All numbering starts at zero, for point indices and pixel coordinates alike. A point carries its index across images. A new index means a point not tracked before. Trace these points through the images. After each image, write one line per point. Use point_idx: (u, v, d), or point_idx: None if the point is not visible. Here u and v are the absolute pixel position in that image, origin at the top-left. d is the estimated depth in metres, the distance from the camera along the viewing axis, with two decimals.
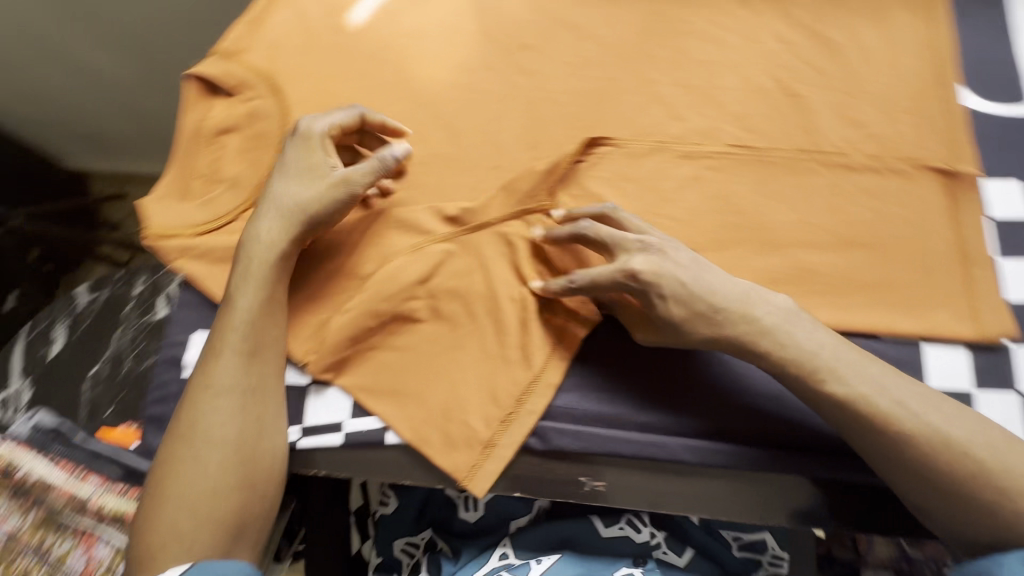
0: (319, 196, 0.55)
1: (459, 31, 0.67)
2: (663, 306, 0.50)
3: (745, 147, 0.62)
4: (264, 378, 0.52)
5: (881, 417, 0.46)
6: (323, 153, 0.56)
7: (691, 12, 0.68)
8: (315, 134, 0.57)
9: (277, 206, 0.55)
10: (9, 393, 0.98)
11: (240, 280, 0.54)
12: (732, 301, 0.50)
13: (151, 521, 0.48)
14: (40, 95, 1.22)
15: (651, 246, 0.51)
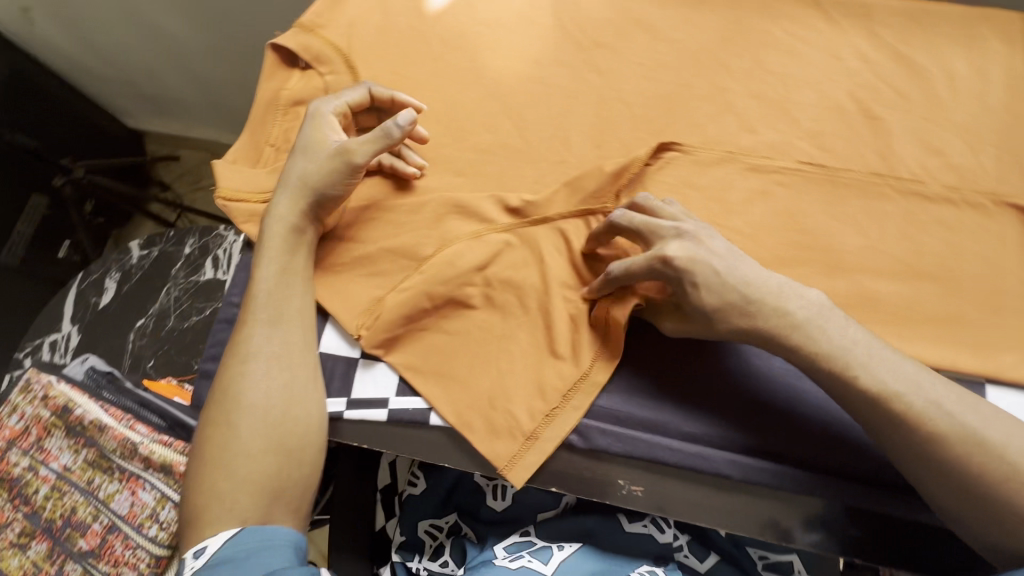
0: (322, 168, 0.56)
1: (535, 23, 0.67)
2: (696, 294, 0.49)
3: (817, 165, 0.60)
4: (293, 346, 0.54)
5: (913, 416, 0.44)
6: (328, 130, 0.58)
7: (773, 23, 0.66)
8: (321, 111, 0.59)
9: (285, 182, 0.57)
10: (59, 336, 1.01)
11: (263, 251, 0.56)
12: (766, 293, 0.48)
13: (201, 478, 0.50)
14: (112, 54, 1.26)
15: (685, 233, 0.50)
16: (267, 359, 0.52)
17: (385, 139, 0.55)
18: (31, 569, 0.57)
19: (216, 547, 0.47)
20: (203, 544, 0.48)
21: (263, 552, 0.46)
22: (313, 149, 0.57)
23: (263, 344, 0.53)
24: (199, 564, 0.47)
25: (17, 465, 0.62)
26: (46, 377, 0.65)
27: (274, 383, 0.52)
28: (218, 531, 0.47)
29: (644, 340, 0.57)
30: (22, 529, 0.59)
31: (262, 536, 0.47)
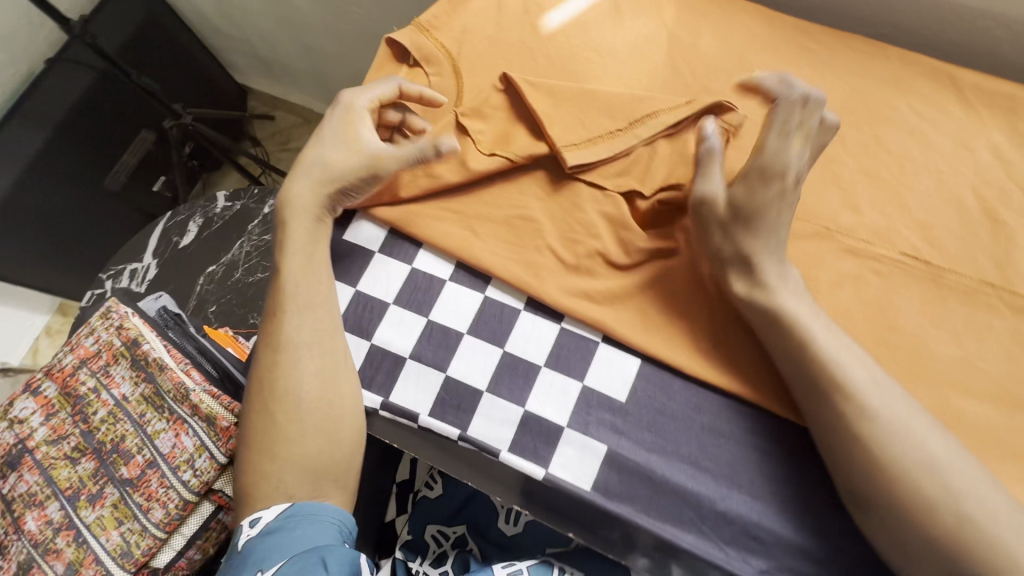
0: (343, 163, 0.58)
1: (647, 58, 0.66)
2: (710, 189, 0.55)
3: (922, 260, 0.56)
4: (324, 334, 0.55)
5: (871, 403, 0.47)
6: (359, 126, 0.60)
7: (901, 99, 0.62)
8: (360, 106, 0.60)
9: (308, 170, 0.59)
10: (139, 266, 1.09)
11: (303, 244, 0.58)
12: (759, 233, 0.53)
13: (254, 448, 0.54)
14: (238, 17, 1.34)
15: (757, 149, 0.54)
16: (308, 349, 0.54)
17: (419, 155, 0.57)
18: (76, 484, 0.61)
19: (271, 518, 0.51)
20: (260, 515, 0.52)
21: (312, 527, 0.50)
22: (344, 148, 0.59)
23: (297, 337, 0.55)
24: (254, 532, 0.50)
25: (83, 383, 0.65)
26: (125, 308, 0.69)
27: (313, 372, 0.53)
28: (273, 504, 0.51)
29: (696, 404, 0.54)
30: (75, 444, 0.63)
31: (311, 512, 0.51)
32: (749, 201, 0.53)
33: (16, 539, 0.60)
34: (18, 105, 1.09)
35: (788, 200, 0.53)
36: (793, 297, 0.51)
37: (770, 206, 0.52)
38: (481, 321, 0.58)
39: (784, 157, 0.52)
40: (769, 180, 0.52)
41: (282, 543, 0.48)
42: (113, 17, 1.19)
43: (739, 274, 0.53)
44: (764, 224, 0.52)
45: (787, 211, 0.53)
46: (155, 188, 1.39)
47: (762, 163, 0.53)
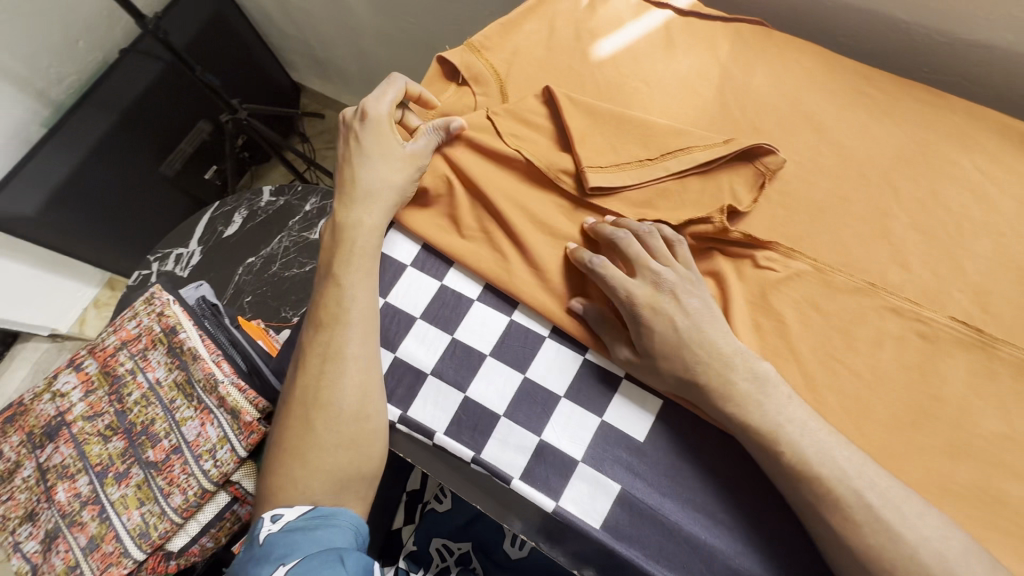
0: (398, 171, 0.60)
1: (697, 92, 0.65)
2: (617, 349, 0.54)
3: (974, 327, 0.53)
4: (358, 346, 0.56)
5: (880, 493, 0.45)
6: (391, 133, 0.62)
7: (964, 153, 0.59)
8: (378, 113, 0.62)
9: (367, 191, 0.60)
10: (184, 251, 1.14)
11: (343, 255, 0.59)
12: (707, 365, 0.50)
13: (278, 450, 0.55)
14: (299, 19, 1.39)
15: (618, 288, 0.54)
16: (354, 362, 0.55)
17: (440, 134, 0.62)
18: (106, 461, 0.64)
19: (293, 517, 0.51)
20: (281, 511, 0.52)
21: (331, 528, 0.51)
22: (384, 152, 0.60)
23: (355, 353, 0.55)
24: (275, 527, 0.51)
25: (121, 364, 0.68)
26: (166, 295, 0.72)
27: (353, 388, 0.54)
28: (297, 504, 0.53)
29: (720, 453, 0.53)
30: (109, 423, 0.66)
31: (330, 514, 0.52)
32: (641, 344, 0.52)
33: (46, 507, 0.63)
34: (90, 92, 1.15)
35: (683, 308, 0.52)
36: (778, 392, 0.49)
37: (669, 322, 0.52)
38: (505, 344, 0.58)
39: (630, 295, 0.53)
40: (650, 317, 0.52)
41: (302, 540, 0.49)
42: (184, 14, 1.25)
43: (716, 396, 0.50)
44: (675, 346, 0.51)
45: (693, 302, 0.53)
46: (207, 175, 1.45)
47: (627, 308, 0.53)
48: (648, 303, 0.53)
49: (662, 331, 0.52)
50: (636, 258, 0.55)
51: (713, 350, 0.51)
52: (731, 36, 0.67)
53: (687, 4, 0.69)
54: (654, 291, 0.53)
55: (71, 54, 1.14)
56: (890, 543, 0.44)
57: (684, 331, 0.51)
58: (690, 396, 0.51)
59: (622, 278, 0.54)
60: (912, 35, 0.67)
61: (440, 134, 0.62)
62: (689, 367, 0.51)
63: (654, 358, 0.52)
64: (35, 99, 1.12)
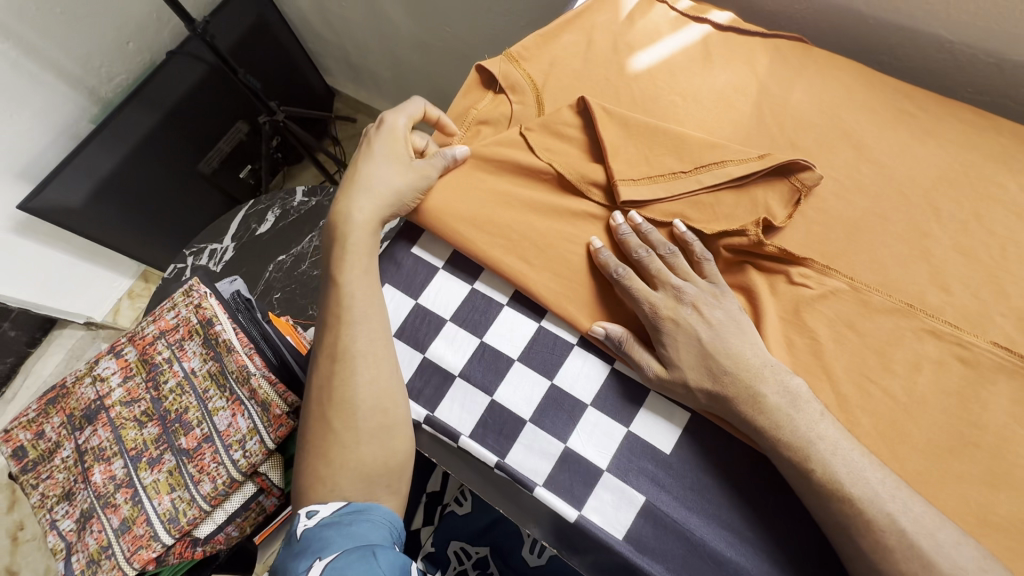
0: (396, 174, 0.61)
1: (733, 106, 0.65)
2: (640, 363, 0.54)
3: (1017, 354, 0.52)
4: (386, 347, 0.57)
5: (914, 517, 0.44)
6: (402, 140, 0.64)
7: (1009, 176, 0.58)
8: (397, 125, 0.65)
9: (365, 187, 0.61)
10: (218, 247, 1.17)
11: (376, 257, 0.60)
12: (737, 377, 0.50)
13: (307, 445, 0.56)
14: (339, 27, 1.43)
15: (643, 301, 0.54)
16: (381, 361, 0.56)
17: (444, 160, 0.62)
18: (140, 446, 0.66)
19: (328, 513, 0.52)
20: (316, 508, 0.53)
21: (364, 523, 0.50)
22: (394, 160, 0.62)
23: (382, 352, 0.57)
24: (311, 523, 0.51)
25: (159, 353, 0.71)
26: (204, 288, 0.74)
27: (377, 385, 0.55)
28: (330, 501, 0.53)
29: (748, 471, 0.52)
30: (145, 409, 0.68)
31: (363, 510, 0.52)
32: (665, 354, 0.53)
33: (83, 487, 0.65)
34: (137, 91, 1.19)
35: (707, 317, 0.53)
36: (808, 407, 0.49)
37: (693, 332, 0.53)
38: (533, 350, 0.58)
39: (654, 307, 0.54)
40: (674, 327, 0.53)
41: (336, 534, 0.49)
42: (229, 18, 1.30)
43: (744, 406, 0.49)
44: (703, 355, 0.52)
45: (717, 312, 0.54)
46: (241, 175, 1.50)
47: (651, 319, 0.54)
48: (670, 314, 0.53)
49: (686, 342, 0.52)
50: (658, 272, 0.56)
51: (740, 358, 0.51)
52: (770, 52, 0.67)
53: (726, 19, 0.69)
54: (676, 302, 0.54)
55: (122, 55, 1.20)
56: (925, 571, 0.43)
57: (708, 341, 0.52)
58: (713, 407, 0.51)
59: (645, 290, 0.55)
60: (957, 55, 0.66)
61: (446, 158, 0.62)
62: (716, 374, 0.51)
63: (677, 367, 0.52)
64: (86, 96, 1.18)
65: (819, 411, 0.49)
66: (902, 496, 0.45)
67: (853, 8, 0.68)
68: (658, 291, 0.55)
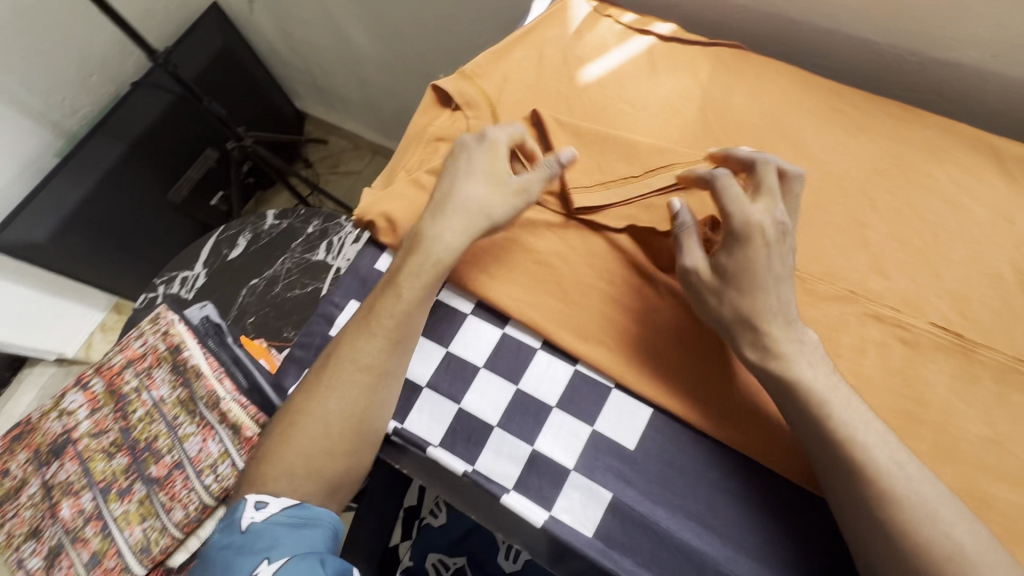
0: (498, 197, 0.59)
1: (679, 113, 0.68)
2: (692, 263, 0.55)
3: (953, 333, 0.54)
4: (394, 352, 0.56)
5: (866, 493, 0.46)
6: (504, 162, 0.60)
7: (937, 165, 0.62)
8: (499, 141, 0.61)
9: (462, 211, 0.58)
10: (189, 274, 1.17)
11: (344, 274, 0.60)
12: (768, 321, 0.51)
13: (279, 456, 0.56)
14: (305, 51, 1.44)
15: (738, 213, 0.53)
16: (374, 371, 0.56)
17: (547, 173, 0.60)
18: (109, 477, 0.65)
19: (278, 509, 0.53)
20: (265, 500, 0.54)
21: (312, 529, 0.53)
22: (492, 185, 0.59)
23: (390, 366, 0.56)
24: (259, 516, 0.53)
25: (127, 383, 0.71)
26: (172, 316, 0.75)
27: (371, 391, 0.55)
28: (282, 497, 0.54)
29: (710, 462, 0.54)
30: (113, 440, 0.67)
31: (312, 512, 0.54)
32: (726, 261, 0.53)
33: (50, 524, 0.64)
34: (101, 121, 1.20)
35: (776, 252, 0.53)
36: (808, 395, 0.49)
37: (757, 255, 0.52)
38: (498, 356, 0.59)
39: (749, 220, 0.53)
40: (746, 243, 0.53)
41: (286, 536, 0.51)
42: (194, 48, 1.31)
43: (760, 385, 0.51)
44: (758, 282, 0.52)
45: (784, 257, 0.53)
46: (213, 202, 1.49)
47: (733, 223, 0.53)
48: (761, 234, 0.53)
49: (756, 266, 0.52)
50: (764, 192, 0.55)
51: (781, 333, 0.51)
52: (711, 59, 0.70)
53: (669, 30, 0.73)
54: (773, 225, 0.53)
55: (85, 87, 1.20)
56: (890, 533, 0.45)
57: (763, 266, 0.52)
58: (734, 332, 0.53)
59: (743, 203, 0.54)
60: (885, 55, 0.70)
61: (552, 167, 0.60)
62: (760, 345, 0.51)
63: (728, 279, 0.53)
64: (50, 130, 1.17)
65: (790, 398, 0.50)
66: (873, 462, 0.47)
67: (786, 15, 0.72)
68: (752, 208, 0.54)
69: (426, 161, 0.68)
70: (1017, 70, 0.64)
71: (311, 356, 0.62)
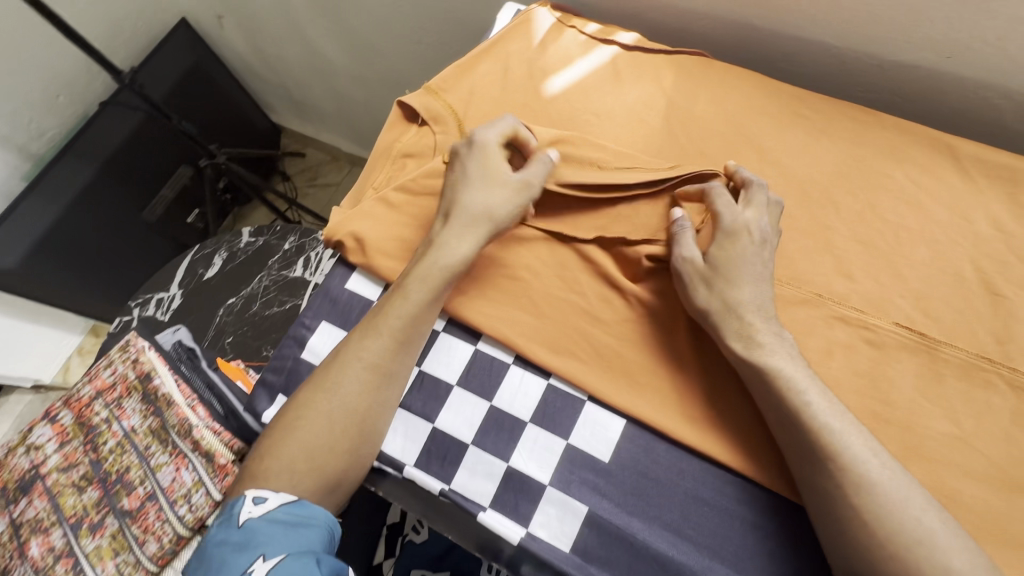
0: (501, 196, 0.60)
1: (644, 122, 0.68)
2: (684, 261, 0.57)
3: (917, 332, 0.55)
4: (400, 352, 0.57)
5: (834, 497, 0.47)
6: (499, 160, 0.62)
7: (897, 166, 0.63)
8: (489, 140, 0.62)
9: (469, 214, 0.60)
10: (165, 296, 1.15)
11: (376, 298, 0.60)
12: (758, 312, 0.54)
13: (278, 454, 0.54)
14: (278, 66, 1.43)
15: (728, 217, 0.57)
16: (378, 370, 0.56)
17: (546, 166, 0.62)
18: (80, 512, 0.63)
19: (274, 506, 0.52)
20: (263, 495, 0.52)
21: (308, 529, 0.51)
22: (493, 182, 0.61)
23: (396, 367, 0.57)
24: (257, 511, 0.51)
25: (97, 414, 0.69)
26: (142, 343, 0.73)
27: (372, 389, 0.56)
28: (281, 492, 0.53)
29: (685, 472, 0.54)
30: (83, 473, 0.66)
31: (309, 511, 0.52)
32: (715, 257, 0.56)
33: (19, 564, 0.62)
34: (69, 145, 1.18)
35: (758, 253, 0.56)
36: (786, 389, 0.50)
37: (742, 250, 0.56)
38: (471, 372, 0.59)
39: (738, 221, 0.57)
40: (732, 239, 0.56)
41: (282, 535, 0.49)
42: (162, 66, 1.29)
43: (750, 376, 0.52)
44: (739, 274, 0.55)
45: (764, 260, 0.56)
46: (189, 220, 1.48)
47: (720, 221, 0.57)
48: (747, 235, 0.56)
49: (744, 265, 0.56)
50: (751, 200, 0.58)
51: (763, 326, 0.53)
52: (674, 67, 0.71)
53: (632, 39, 0.73)
54: (757, 232, 0.57)
55: (51, 108, 1.18)
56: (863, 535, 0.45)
57: (744, 259, 0.56)
58: (726, 318, 0.54)
59: (730, 206, 0.58)
60: (843, 59, 0.71)
61: (547, 163, 0.62)
62: (746, 335, 0.53)
63: (717, 268, 0.55)
64: (16, 153, 1.15)
65: (769, 392, 0.51)
66: (845, 465, 0.47)
67: (746, 22, 0.73)
68: (744, 214, 0.57)
69: (394, 178, 0.68)
70: (969, 71, 0.65)
71: (283, 381, 0.62)
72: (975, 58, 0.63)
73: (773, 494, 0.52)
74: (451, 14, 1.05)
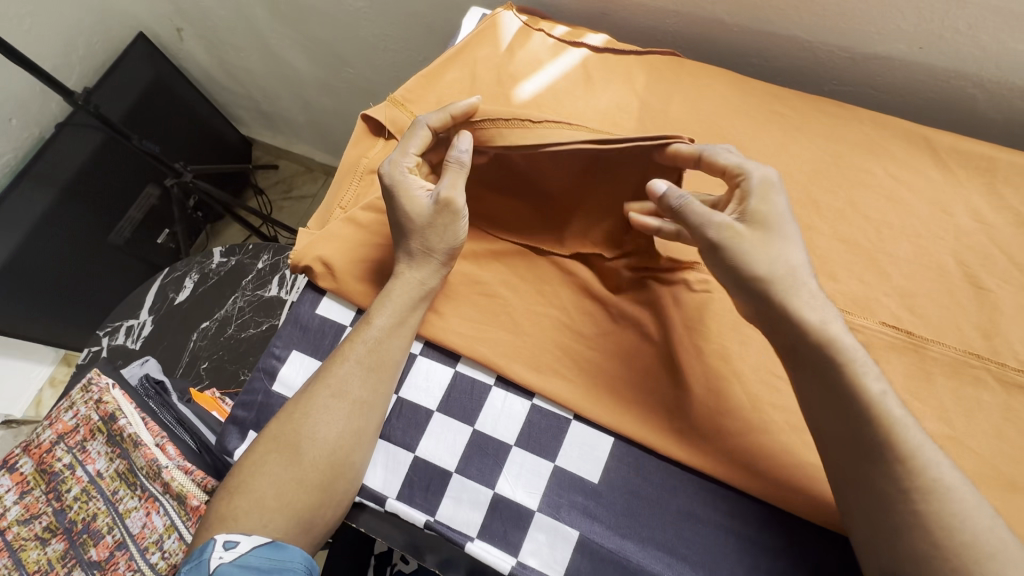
0: (431, 225, 0.57)
1: (618, 125, 0.66)
2: (729, 232, 0.49)
3: (904, 331, 0.54)
4: (374, 381, 0.54)
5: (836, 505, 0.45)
6: (411, 189, 0.57)
7: (876, 161, 0.62)
8: (394, 174, 0.57)
9: (419, 249, 0.57)
10: (134, 323, 1.10)
11: (377, 301, 0.57)
12: (811, 279, 0.49)
13: (247, 492, 0.52)
14: (243, 77, 1.39)
15: (754, 175, 0.51)
16: (352, 401, 0.54)
17: (460, 171, 0.56)
18: (45, 567, 0.60)
19: (246, 548, 0.49)
20: (235, 538, 0.50)
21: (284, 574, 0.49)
22: (414, 217, 0.57)
23: (372, 397, 0.54)
24: (228, 556, 0.49)
25: (59, 460, 0.66)
26: (105, 380, 0.69)
27: (345, 422, 0.53)
28: (252, 534, 0.50)
29: (677, 489, 0.52)
30: (46, 524, 0.62)
31: (285, 553, 0.50)
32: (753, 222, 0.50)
33: None
34: (25, 170, 1.12)
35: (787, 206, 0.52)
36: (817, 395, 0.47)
37: (779, 205, 0.51)
38: (451, 398, 0.57)
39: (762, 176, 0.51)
40: (765, 195, 0.51)
41: None
42: (120, 83, 1.24)
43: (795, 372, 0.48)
44: (787, 233, 0.50)
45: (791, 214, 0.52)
46: (160, 241, 1.42)
47: (748, 177, 0.51)
48: (774, 189, 0.51)
49: (787, 226, 0.50)
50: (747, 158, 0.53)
51: (817, 290, 0.49)
52: (645, 68, 0.69)
53: (601, 41, 0.72)
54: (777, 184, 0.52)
55: (5, 132, 1.12)
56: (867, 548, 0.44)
57: (784, 212, 0.50)
58: (794, 285, 0.48)
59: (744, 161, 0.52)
60: (815, 52, 0.70)
61: (459, 164, 0.56)
62: (811, 306, 0.47)
63: (759, 232, 0.50)
64: None
65: None
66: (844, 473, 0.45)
67: (716, 18, 0.71)
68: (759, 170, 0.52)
69: (362, 196, 0.66)
70: (942, 61, 0.64)
71: (255, 417, 0.59)
72: (947, 47, 0.63)
73: (766, 507, 0.51)
74: (416, 19, 1.02)
